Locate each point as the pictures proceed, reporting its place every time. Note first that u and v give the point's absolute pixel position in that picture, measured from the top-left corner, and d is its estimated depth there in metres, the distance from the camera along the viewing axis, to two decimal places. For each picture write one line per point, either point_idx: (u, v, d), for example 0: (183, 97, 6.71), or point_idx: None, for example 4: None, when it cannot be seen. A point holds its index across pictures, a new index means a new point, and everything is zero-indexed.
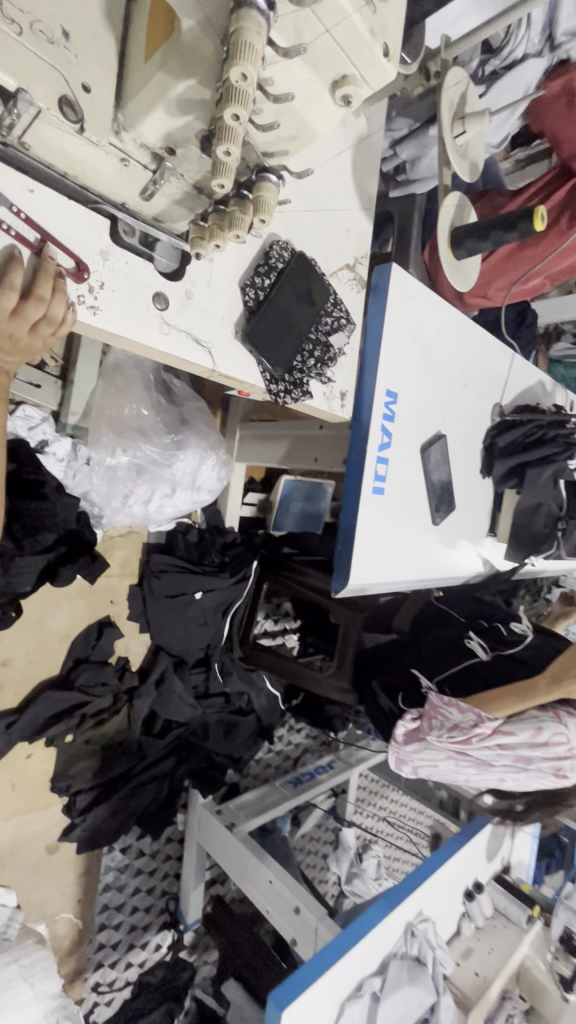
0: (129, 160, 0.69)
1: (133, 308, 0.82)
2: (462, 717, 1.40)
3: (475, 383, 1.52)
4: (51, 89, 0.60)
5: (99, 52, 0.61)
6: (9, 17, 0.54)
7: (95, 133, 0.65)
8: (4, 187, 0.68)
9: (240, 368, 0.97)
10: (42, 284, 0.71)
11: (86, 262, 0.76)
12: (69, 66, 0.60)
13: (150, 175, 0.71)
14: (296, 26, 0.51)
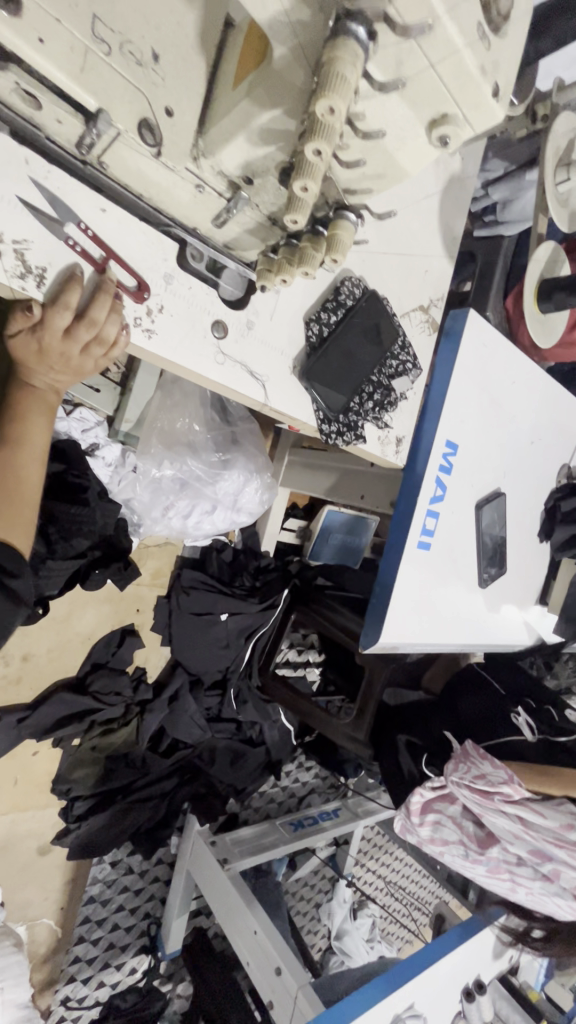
0: (204, 187, 0.67)
1: (189, 334, 0.78)
2: (493, 771, 1.27)
3: (545, 441, 1.40)
4: (132, 112, 0.57)
5: (187, 76, 0.59)
6: (99, 38, 0.51)
7: (172, 159, 0.62)
8: (76, 203, 0.66)
9: (292, 405, 0.92)
10: (100, 304, 0.69)
11: (149, 283, 0.73)
12: (154, 89, 0.57)
13: (224, 203, 0.69)
14: (397, 58, 0.45)
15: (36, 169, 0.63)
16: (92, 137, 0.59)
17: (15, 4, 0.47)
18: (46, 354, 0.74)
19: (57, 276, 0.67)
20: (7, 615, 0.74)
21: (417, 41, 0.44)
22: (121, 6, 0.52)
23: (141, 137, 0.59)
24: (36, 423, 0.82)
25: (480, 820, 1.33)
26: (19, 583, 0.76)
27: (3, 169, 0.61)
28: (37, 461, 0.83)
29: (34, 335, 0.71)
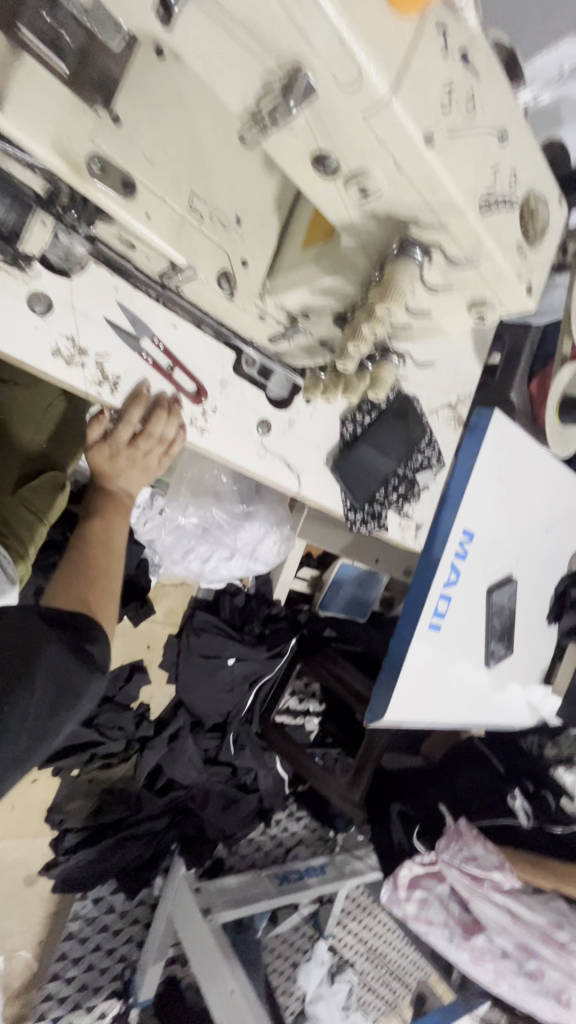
0: (266, 316, 0.75)
1: (237, 432, 0.87)
2: (484, 855, 1.29)
3: (559, 529, 1.46)
4: (214, 266, 0.67)
5: (264, 233, 0.68)
6: (195, 209, 0.61)
7: (242, 297, 0.71)
8: (152, 321, 0.76)
9: (323, 494, 0.99)
10: (158, 418, 0.78)
11: (206, 389, 0.82)
12: (234, 245, 0.66)
13: (281, 329, 0.78)
14: (445, 271, 0.53)
15: (121, 293, 0.73)
16: (175, 276, 0.68)
17: (132, 189, 0.57)
18: (116, 459, 0.84)
19: (128, 386, 0.76)
20: (82, 683, 0.65)
21: (464, 265, 0.52)
22: (214, 184, 0.61)
23: (218, 284, 0.68)
24: (117, 524, 0.88)
25: (466, 904, 1.34)
26: (95, 648, 0.69)
27: (95, 294, 0.71)
28: (118, 558, 0.86)
29: (104, 445, 0.82)
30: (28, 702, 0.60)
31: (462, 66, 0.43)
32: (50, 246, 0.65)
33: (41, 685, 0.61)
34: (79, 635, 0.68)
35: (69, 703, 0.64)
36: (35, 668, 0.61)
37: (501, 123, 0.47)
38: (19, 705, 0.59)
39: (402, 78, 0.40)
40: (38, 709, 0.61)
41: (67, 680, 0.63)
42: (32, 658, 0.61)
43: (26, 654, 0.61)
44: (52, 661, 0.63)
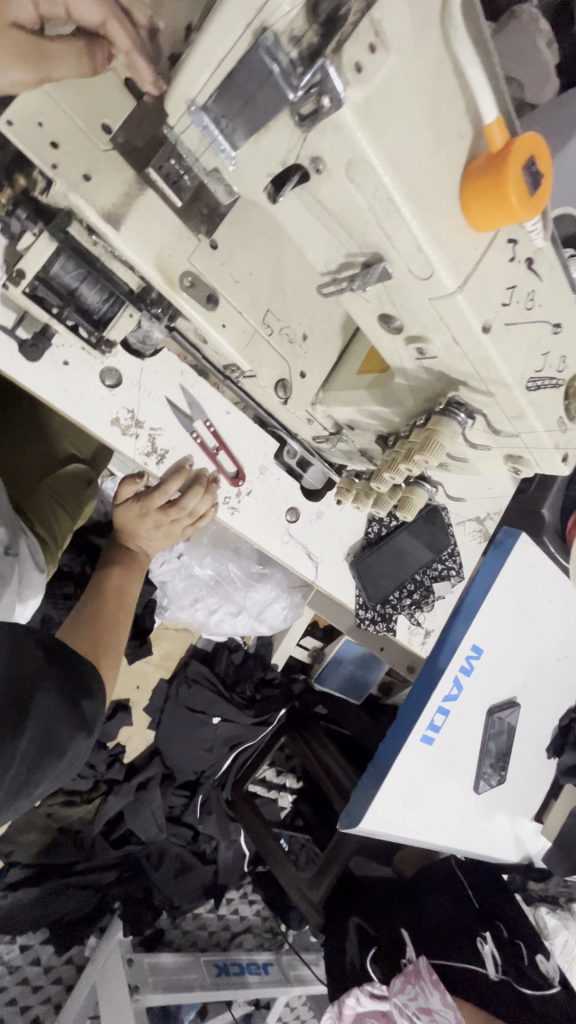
0: (313, 422, 0.79)
1: (267, 518, 0.90)
2: (440, 1009, 1.17)
3: (573, 659, 1.40)
4: (273, 374, 0.71)
5: (325, 350, 0.73)
6: (266, 324, 0.66)
7: (295, 403, 0.75)
8: (208, 405, 0.81)
9: (338, 586, 1.01)
10: (195, 492, 0.83)
11: (246, 473, 0.87)
12: (295, 357, 0.71)
13: (326, 435, 0.81)
14: (484, 432, 0.59)
15: (184, 377, 0.79)
16: (238, 375, 0.73)
17: (214, 302, 0.63)
18: (146, 519, 0.90)
19: (172, 461, 0.82)
20: (66, 738, 0.63)
21: (501, 435, 0.59)
22: (289, 303, 0.66)
23: (274, 391, 0.73)
24: (134, 583, 0.92)
25: None
26: (89, 705, 0.67)
27: (161, 376, 0.77)
28: (129, 615, 0.88)
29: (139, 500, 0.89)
30: (14, 747, 0.57)
31: (527, 269, 0.47)
32: (131, 332, 0.71)
33: (29, 734, 0.59)
34: (77, 686, 0.67)
35: (50, 758, 0.61)
36: (26, 717, 0.59)
37: (557, 315, 0.51)
38: (4, 750, 0.56)
39: (467, 277, 0.45)
40: (20, 760, 0.58)
41: (53, 735, 0.61)
42: (27, 703, 0.60)
43: (22, 700, 0.60)
44: (44, 711, 0.61)
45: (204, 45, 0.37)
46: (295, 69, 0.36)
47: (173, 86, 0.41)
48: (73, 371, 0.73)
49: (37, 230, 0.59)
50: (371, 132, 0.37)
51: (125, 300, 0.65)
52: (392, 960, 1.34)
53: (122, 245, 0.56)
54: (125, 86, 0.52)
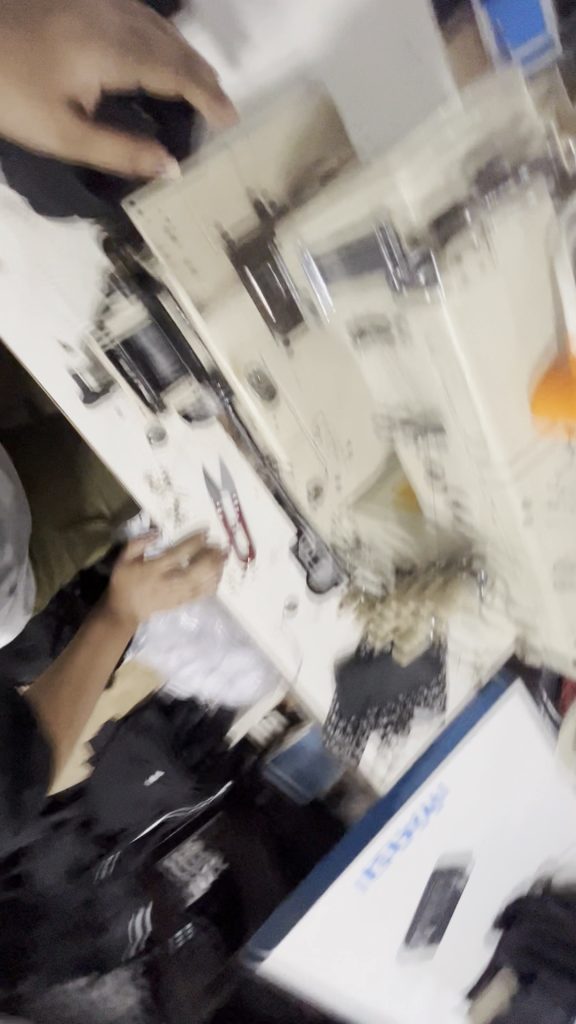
0: (336, 529, 0.79)
1: (264, 605, 0.89)
2: None
3: (541, 837, 1.28)
4: (309, 476, 0.72)
5: (364, 464, 0.73)
6: (315, 430, 0.68)
7: (323, 507, 0.75)
8: (239, 482, 0.79)
9: (317, 689, 0.98)
10: (206, 565, 0.85)
11: (256, 556, 0.85)
12: (333, 465, 0.72)
13: (348, 544, 0.81)
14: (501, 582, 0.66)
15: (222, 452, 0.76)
16: (276, 467, 0.75)
17: (272, 396, 0.64)
18: (142, 578, 0.90)
19: (190, 528, 0.82)
20: None
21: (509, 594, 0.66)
22: (342, 415, 0.68)
23: (305, 491, 0.73)
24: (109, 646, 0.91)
25: None
26: None
27: (201, 443, 0.75)
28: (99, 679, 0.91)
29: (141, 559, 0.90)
30: None
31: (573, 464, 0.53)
32: (188, 400, 0.71)
33: None
34: None
35: None
36: None
37: None
38: None
39: (518, 468, 0.50)
40: None
41: None
42: None
43: None
44: None
45: (333, 217, 0.44)
46: (407, 259, 0.41)
47: (296, 227, 0.47)
48: (124, 420, 0.72)
49: (134, 296, 0.64)
50: (459, 332, 0.42)
51: (191, 374, 0.68)
52: (275, 1010, 1.63)
53: (204, 329, 0.59)
54: (248, 197, 0.56)
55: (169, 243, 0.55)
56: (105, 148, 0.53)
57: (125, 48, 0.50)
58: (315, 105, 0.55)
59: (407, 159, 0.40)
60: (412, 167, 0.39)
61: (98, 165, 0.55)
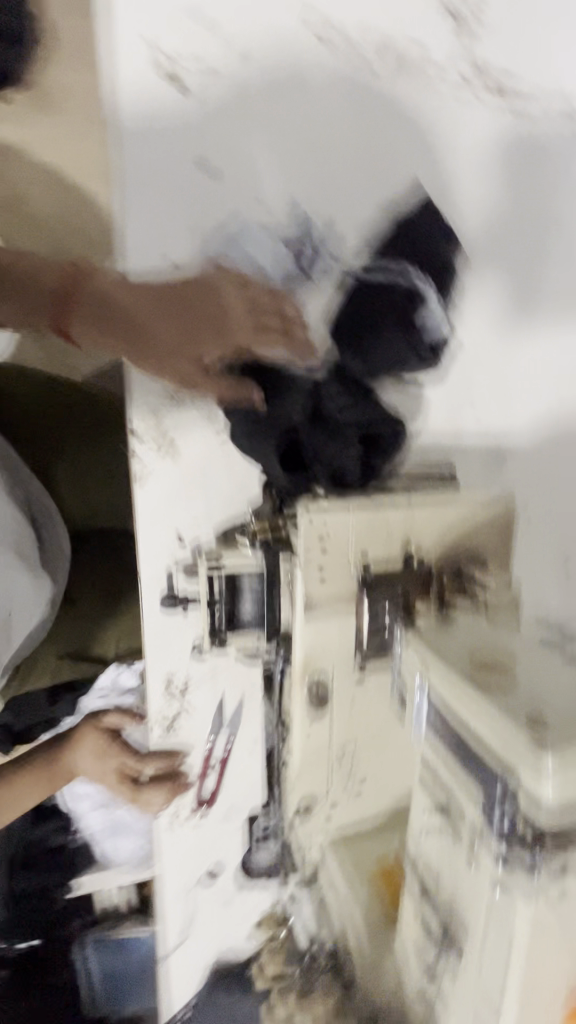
0: (306, 839, 0.73)
1: (188, 862, 0.82)
2: None
3: None
4: (309, 788, 0.68)
5: (364, 806, 0.69)
6: (339, 757, 0.65)
7: (306, 818, 0.70)
8: (247, 734, 0.77)
9: (183, 974, 0.87)
10: (160, 789, 0.77)
11: (213, 807, 0.80)
12: (337, 792, 0.68)
13: (309, 855, 0.76)
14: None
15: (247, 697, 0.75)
16: (289, 749, 0.71)
17: (321, 707, 0.63)
18: (102, 760, 0.81)
19: (172, 746, 0.76)
20: None
21: None
22: (372, 759, 0.66)
23: (298, 795, 0.69)
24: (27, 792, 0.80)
25: None
26: None
27: (237, 681, 0.74)
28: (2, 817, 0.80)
29: (120, 747, 0.79)
30: None
31: None
32: (247, 645, 0.71)
33: None
34: None
35: None
36: None
37: None
38: None
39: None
40: None
41: None
42: None
43: None
44: None
45: (475, 723, 0.45)
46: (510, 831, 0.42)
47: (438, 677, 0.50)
48: (183, 626, 0.71)
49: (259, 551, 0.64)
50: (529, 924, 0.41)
51: (265, 633, 0.68)
52: None
53: (299, 631, 0.61)
54: (401, 546, 0.60)
55: (317, 551, 0.58)
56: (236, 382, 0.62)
57: (252, 312, 0.62)
58: (498, 518, 0.63)
59: (563, 759, 0.39)
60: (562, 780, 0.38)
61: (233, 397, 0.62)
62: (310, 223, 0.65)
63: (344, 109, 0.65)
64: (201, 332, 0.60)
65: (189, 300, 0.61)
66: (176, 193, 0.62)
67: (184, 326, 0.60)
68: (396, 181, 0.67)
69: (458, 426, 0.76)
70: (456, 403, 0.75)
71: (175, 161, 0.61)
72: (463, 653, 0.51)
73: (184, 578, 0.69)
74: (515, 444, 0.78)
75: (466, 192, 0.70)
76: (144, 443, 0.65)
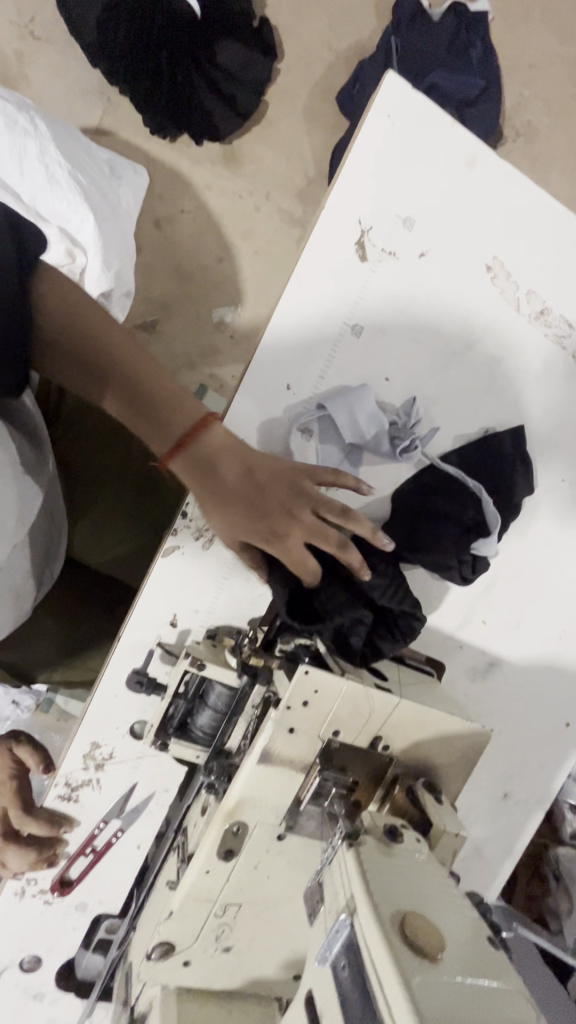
0: (142, 981, 0.66)
1: (14, 938, 0.75)
2: None
3: None
4: (176, 930, 0.63)
5: (217, 969, 0.66)
6: (219, 912, 0.63)
7: (155, 961, 0.64)
8: (141, 830, 0.76)
9: None
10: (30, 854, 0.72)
11: (70, 893, 0.75)
12: (200, 945, 0.64)
13: (135, 1000, 0.68)
14: None
15: (159, 793, 0.76)
16: (172, 877, 0.67)
17: (227, 855, 0.61)
18: None
19: (68, 808, 0.74)
20: None
21: None
22: (250, 926, 0.64)
23: (161, 932, 0.64)
24: None
25: None
26: None
27: (158, 773, 0.75)
28: None
29: (15, 786, 0.76)
30: None
31: None
32: (185, 750, 0.69)
33: None
34: None
35: None
36: None
37: None
38: None
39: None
40: None
41: None
42: None
43: None
44: None
45: (377, 988, 0.39)
46: None
47: (362, 913, 0.42)
48: (134, 700, 0.73)
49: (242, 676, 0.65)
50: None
51: (208, 754, 0.68)
52: None
53: (245, 771, 0.60)
54: (372, 739, 0.61)
55: (298, 702, 0.59)
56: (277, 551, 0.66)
57: (312, 539, 0.60)
58: (470, 749, 0.63)
59: None
60: None
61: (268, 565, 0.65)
62: (418, 416, 0.74)
63: (483, 333, 0.75)
64: (255, 528, 0.61)
65: (267, 490, 0.60)
66: (322, 353, 0.72)
67: (243, 514, 0.60)
68: (502, 412, 0.77)
69: (463, 630, 0.82)
70: (469, 611, 0.82)
71: (332, 324, 0.72)
72: (398, 902, 0.43)
73: (159, 661, 0.73)
74: (505, 663, 0.84)
75: (550, 445, 0.78)
76: (188, 523, 0.70)
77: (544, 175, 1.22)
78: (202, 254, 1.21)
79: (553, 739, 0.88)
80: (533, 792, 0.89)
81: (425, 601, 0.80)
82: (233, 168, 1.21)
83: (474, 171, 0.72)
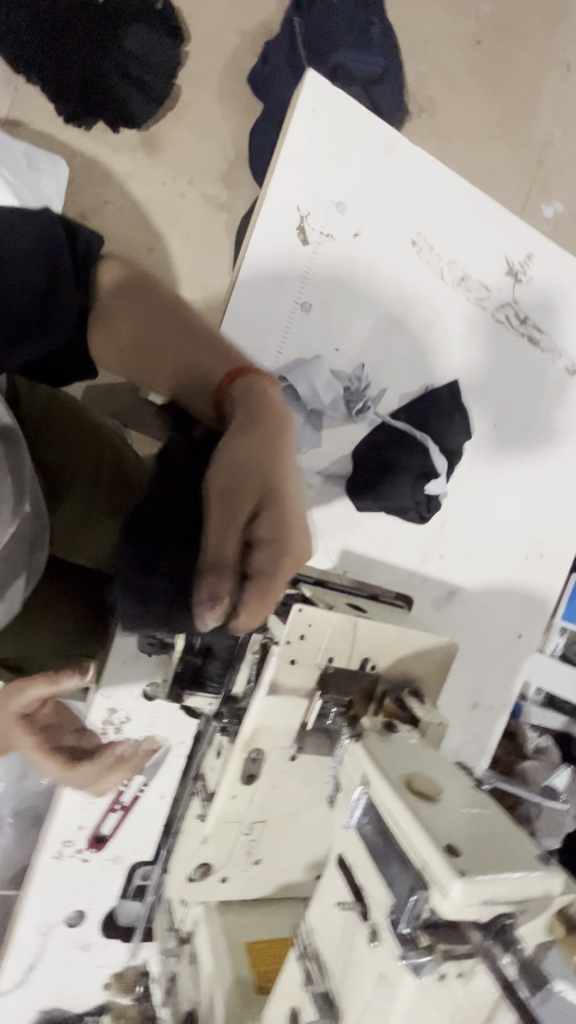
0: (187, 901, 0.75)
1: (60, 897, 0.83)
2: None
3: None
4: (212, 850, 0.72)
5: (253, 878, 0.75)
6: (247, 830, 0.72)
7: (198, 880, 0.74)
8: (162, 781, 0.84)
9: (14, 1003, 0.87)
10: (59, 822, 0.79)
11: (105, 846, 0.83)
12: (235, 860, 0.73)
13: (183, 920, 0.77)
14: None
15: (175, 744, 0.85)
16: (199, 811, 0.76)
17: (249, 778, 0.70)
18: None
19: None
20: None
21: None
22: (276, 836, 0.73)
23: (199, 854, 0.73)
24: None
25: None
26: None
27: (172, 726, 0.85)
28: None
29: None
30: None
31: None
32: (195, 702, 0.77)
33: None
34: None
35: None
36: None
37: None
38: None
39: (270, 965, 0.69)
40: None
41: None
42: None
43: None
44: None
45: (397, 831, 0.48)
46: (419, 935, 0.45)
47: (373, 779, 0.52)
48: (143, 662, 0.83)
49: None
50: (403, 1010, 0.46)
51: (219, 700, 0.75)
52: None
53: (255, 705, 0.68)
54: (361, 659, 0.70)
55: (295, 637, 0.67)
56: (174, 556, 0.52)
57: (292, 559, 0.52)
58: (443, 656, 0.74)
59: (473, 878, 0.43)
60: (472, 892, 0.42)
61: (154, 582, 0.52)
62: (368, 380, 0.83)
63: (416, 301, 0.85)
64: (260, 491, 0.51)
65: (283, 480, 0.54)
66: (276, 331, 0.80)
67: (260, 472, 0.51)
68: (440, 369, 0.87)
69: (424, 566, 0.93)
70: (427, 549, 0.93)
71: (284, 304, 0.79)
72: (404, 768, 0.53)
73: None
74: (463, 589, 0.96)
75: (481, 395, 0.90)
76: None
77: (449, 148, 1.32)
78: (135, 244, 1.23)
79: (511, 647, 1.02)
80: (500, 696, 1.03)
81: (390, 544, 0.90)
82: (154, 155, 1.22)
83: (393, 157, 0.81)
